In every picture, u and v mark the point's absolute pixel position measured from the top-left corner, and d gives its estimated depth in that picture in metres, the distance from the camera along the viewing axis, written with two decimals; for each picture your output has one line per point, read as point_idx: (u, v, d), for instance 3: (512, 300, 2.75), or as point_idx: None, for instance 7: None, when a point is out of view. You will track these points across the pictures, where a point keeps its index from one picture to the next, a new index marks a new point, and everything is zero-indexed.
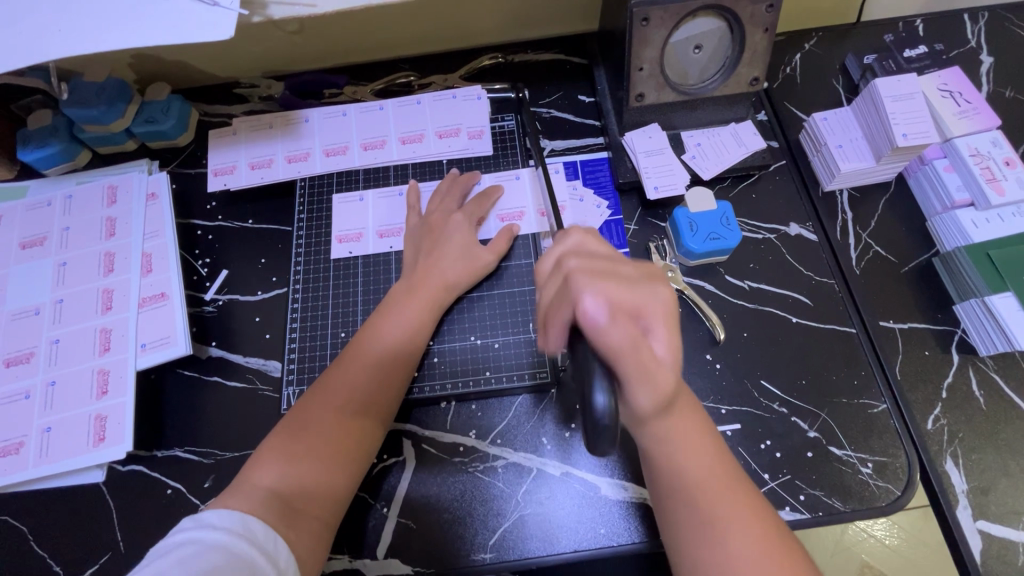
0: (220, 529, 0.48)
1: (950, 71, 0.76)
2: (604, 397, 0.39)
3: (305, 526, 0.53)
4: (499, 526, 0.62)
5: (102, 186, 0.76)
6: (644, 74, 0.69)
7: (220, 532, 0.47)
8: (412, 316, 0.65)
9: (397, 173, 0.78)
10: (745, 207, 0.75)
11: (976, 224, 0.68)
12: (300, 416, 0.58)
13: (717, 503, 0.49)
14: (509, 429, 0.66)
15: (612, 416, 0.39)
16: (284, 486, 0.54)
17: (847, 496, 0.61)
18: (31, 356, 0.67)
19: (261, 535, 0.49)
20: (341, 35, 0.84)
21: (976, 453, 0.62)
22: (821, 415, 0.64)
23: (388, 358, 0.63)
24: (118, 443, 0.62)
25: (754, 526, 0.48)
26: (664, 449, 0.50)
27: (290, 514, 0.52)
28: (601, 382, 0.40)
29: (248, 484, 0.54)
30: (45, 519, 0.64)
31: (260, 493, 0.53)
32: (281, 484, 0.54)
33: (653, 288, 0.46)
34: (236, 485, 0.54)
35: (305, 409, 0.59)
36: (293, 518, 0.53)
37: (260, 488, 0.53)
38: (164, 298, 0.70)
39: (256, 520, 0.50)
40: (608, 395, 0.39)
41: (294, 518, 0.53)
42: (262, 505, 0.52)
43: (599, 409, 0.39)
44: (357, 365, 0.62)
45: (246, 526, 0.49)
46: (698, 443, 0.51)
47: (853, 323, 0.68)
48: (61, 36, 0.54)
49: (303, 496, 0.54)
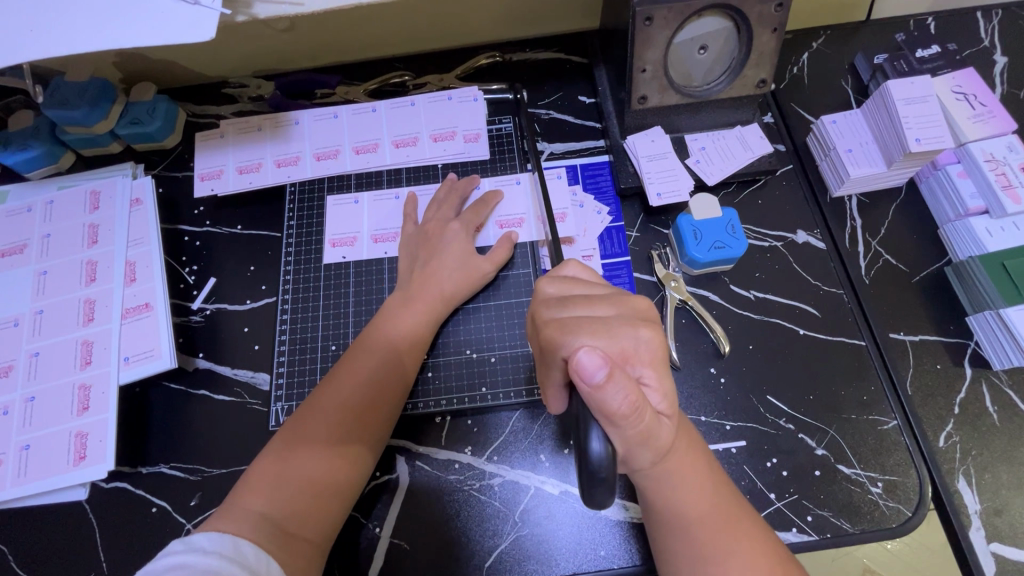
0: (210, 553, 0.45)
1: (964, 72, 0.73)
2: (601, 442, 0.39)
3: (299, 551, 0.51)
4: (496, 547, 0.60)
5: (85, 191, 0.73)
6: (646, 76, 0.67)
7: (210, 556, 0.45)
8: (408, 328, 0.63)
9: (390, 177, 0.76)
10: (750, 213, 0.73)
11: (990, 233, 0.66)
12: (292, 435, 0.56)
13: (717, 536, 0.48)
14: (505, 445, 0.64)
15: (609, 463, 0.39)
16: (276, 509, 0.52)
17: (856, 515, 0.59)
18: (10, 370, 0.65)
19: (254, 558, 0.47)
20: (333, 33, 0.81)
21: (990, 472, 0.60)
22: (828, 432, 0.62)
23: (383, 373, 0.60)
24: (100, 462, 0.60)
25: (755, 556, 0.47)
26: (664, 487, 0.49)
27: (282, 538, 0.50)
28: (598, 429, 0.40)
29: (239, 508, 0.51)
30: (25, 539, 0.62)
31: (251, 518, 0.51)
32: (273, 506, 0.52)
33: (638, 329, 0.46)
34: (227, 509, 0.52)
35: (297, 428, 0.57)
36: (287, 542, 0.50)
37: (251, 512, 0.51)
38: (149, 309, 0.67)
39: (248, 543, 0.48)
40: (604, 441, 0.40)
41: (287, 542, 0.50)
42: (254, 530, 0.50)
43: (595, 457, 0.39)
44: (351, 380, 0.59)
45: (237, 549, 0.47)
46: (697, 476, 0.49)
47: (862, 334, 0.66)
48: (32, 38, 0.51)
49: (297, 520, 0.52)
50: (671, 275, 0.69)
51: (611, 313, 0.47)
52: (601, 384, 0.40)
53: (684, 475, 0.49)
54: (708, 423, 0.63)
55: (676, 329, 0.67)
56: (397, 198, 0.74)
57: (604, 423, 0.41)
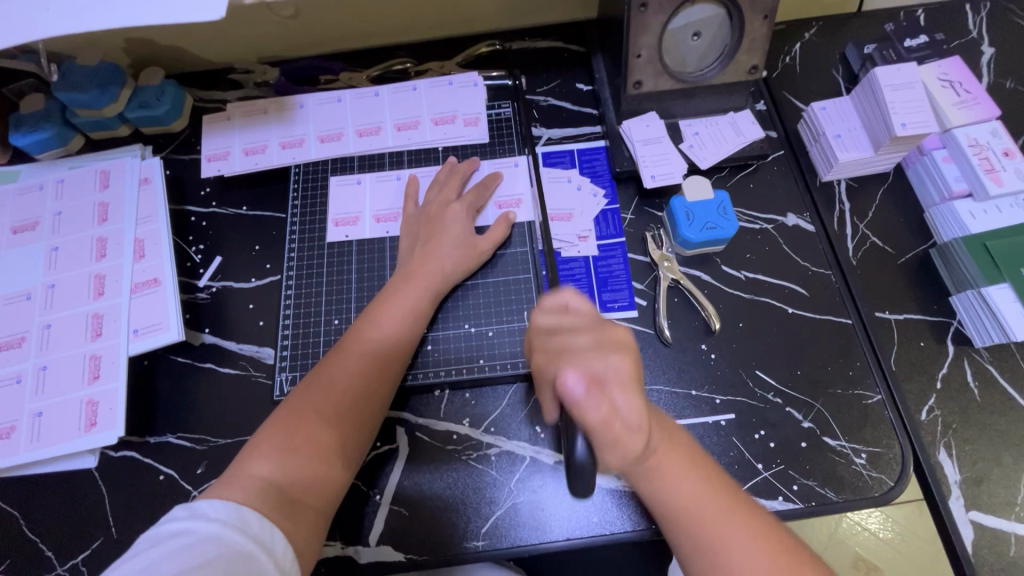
0: (214, 521, 0.47)
1: (950, 61, 0.75)
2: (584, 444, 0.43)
3: (304, 516, 0.53)
4: (493, 514, 0.62)
5: (94, 171, 0.75)
6: (641, 61, 0.69)
7: (214, 524, 0.47)
8: (409, 305, 0.65)
9: (392, 159, 0.78)
10: (742, 196, 0.75)
11: (973, 215, 0.68)
12: (297, 405, 0.58)
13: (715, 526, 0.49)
14: (502, 417, 0.66)
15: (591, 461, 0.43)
16: (281, 476, 0.54)
17: (840, 485, 0.61)
18: (22, 341, 0.67)
19: (257, 527, 0.49)
20: (336, 20, 0.83)
21: (970, 443, 0.62)
22: (814, 405, 0.64)
23: (383, 349, 0.62)
24: (110, 429, 0.62)
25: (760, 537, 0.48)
26: (659, 483, 0.51)
27: (288, 505, 0.52)
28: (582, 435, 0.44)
29: (244, 474, 0.53)
30: (37, 504, 0.64)
31: (257, 483, 0.53)
32: (278, 474, 0.54)
33: (608, 356, 0.48)
34: (230, 475, 0.53)
35: (300, 399, 0.58)
36: (292, 508, 0.53)
37: (256, 478, 0.53)
38: (157, 284, 0.69)
39: (252, 512, 0.49)
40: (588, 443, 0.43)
41: (292, 509, 0.53)
42: (258, 497, 0.51)
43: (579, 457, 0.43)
44: (355, 354, 0.61)
45: (241, 518, 0.48)
46: (689, 472, 0.51)
47: (848, 313, 0.68)
48: (49, 16, 0.54)
49: (300, 487, 0.54)
50: (664, 256, 0.71)
51: (589, 342, 0.49)
52: (579, 399, 0.45)
53: (672, 472, 0.51)
54: (698, 397, 0.65)
55: (669, 307, 0.69)
56: (399, 178, 0.76)
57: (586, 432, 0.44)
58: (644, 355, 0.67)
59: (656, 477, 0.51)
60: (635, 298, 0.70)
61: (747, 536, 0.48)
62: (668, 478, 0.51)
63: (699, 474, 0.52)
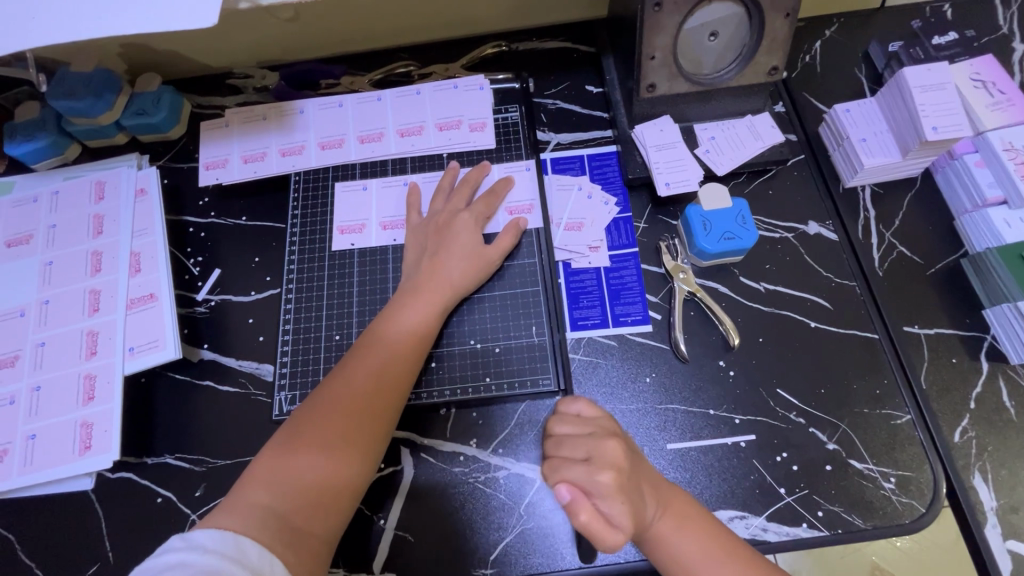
0: (210, 551, 0.45)
1: (982, 59, 0.71)
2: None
3: (305, 545, 0.50)
4: (501, 540, 0.59)
5: (90, 182, 0.73)
6: (655, 63, 0.65)
7: (209, 555, 0.45)
8: (417, 318, 0.62)
9: (395, 166, 0.75)
10: (761, 204, 0.71)
11: (1009, 224, 0.64)
12: (303, 426, 0.56)
13: None
14: (510, 437, 0.63)
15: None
16: (282, 503, 0.51)
17: (868, 511, 0.58)
18: (16, 359, 0.65)
19: (254, 557, 0.47)
20: (336, 22, 0.80)
21: (1007, 468, 0.59)
22: (840, 426, 0.61)
23: (390, 367, 0.60)
24: (105, 452, 0.60)
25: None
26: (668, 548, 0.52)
27: (287, 534, 0.50)
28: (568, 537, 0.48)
29: (245, 503, 0.51)
30: (32, 527, 0.62)
31: (255, 513, 0.50)
32: (278, 501, 0.51)
33: (597, 470, 0.51)
34: (231, 504, 0.51)
35: (305, 419, 0.56)
36: (291, 537, 0.50)
37: (256, 507, 0.51)
38: (154, 299, 0.67)
39: (249, 541, 0.47)
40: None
41: (293, 538, 0.50)
42: (256, 527, 0.49)
43: None
44: (360, 369, 0.59)
45: (240, 549, 0.46)
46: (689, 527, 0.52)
47: (875, 327, 0.64)
48: (34, 25, 0.51)
49: (302, 514, 0.51)
50: (679, 266, 0.68)
51: (585, 457, 0.52)
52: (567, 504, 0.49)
53: (672, 533, 0.52)
54: (716, 417, 0.62)
55: (685, 321, 0.66)
56: (405, 184, 0.74)
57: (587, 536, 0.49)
58: (660, 372, 0.64)
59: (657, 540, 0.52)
60: (649, 312, 0.67)
61: None
62: (668, 538, 0.52)
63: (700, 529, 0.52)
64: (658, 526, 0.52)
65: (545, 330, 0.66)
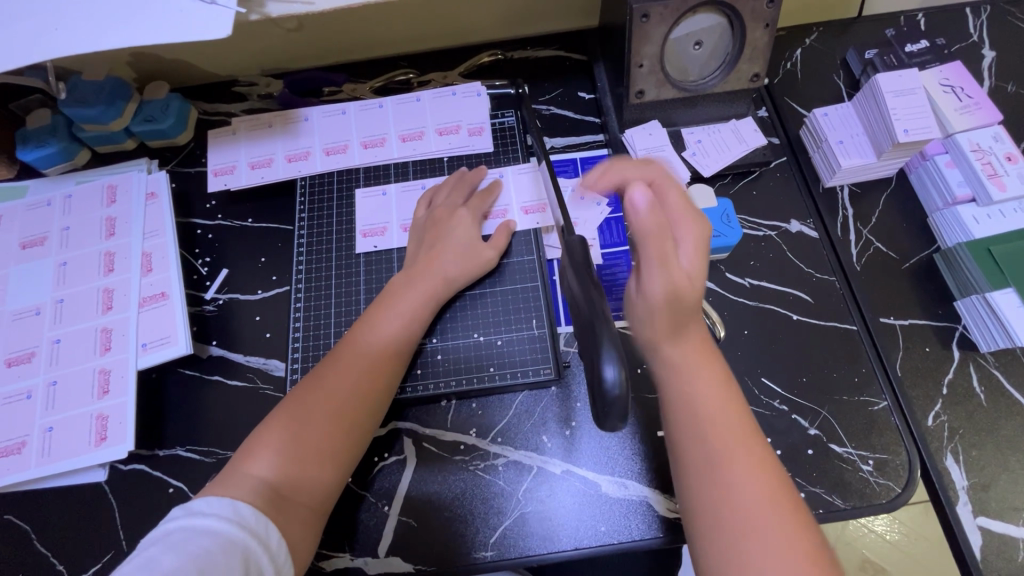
0: (211, 516, 0.49)
1: (952, 66, 0.75)
2: (613, 370, 0.43)
3: (295, 514, 0.54)
4: (500, 524, 0.62)
5: (102, 186, 0.76)
6: (643, 71, 0.69)
7: (211, 519, 0.48)
8: (410, 303, 0.66)
9: (397, 170, 0.78)
10: (745, 204, 0.75)
11: (977, 220, 0.68)
12: (299, 404, 0.59)
13: (724, 436, 0.52)
14: (509, 426, 0.66)
15: (621, 388, 0.43)
16: (276, 475, 0.54)
17: (847, 492, 0.61)
18: (32, 356, 0.67)
19: (252, 519, 0.50)
20: (338, 33, 0.84)
21: (977, 449, 0.62)
22: (821, 412, 0.64)
23: (386, 350, 0.63)
24: (120, 443, 0.62)
25: (756, 466, 0.50)
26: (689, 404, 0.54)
27: (279, 502, 0.53)
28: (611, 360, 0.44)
29: (242, 472, 0.54)
30: (48, 517, 0.64)
31: (252, 483, 0.53)
32: (273, 471, 0.54)
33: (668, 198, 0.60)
34: (228, 473, 0.54)
35: (302, 398, 0.59)
36: (283, 504, 0.53)
37: (253, 479, 0.53)
38: (165, 297, 0.70)
39: (246, 506, 0.51)
40: (616, 369, 0.43)
41: (284, 506, 0.53)
42: (253, 493, 0.52)
43: (608, 381, 0.43)
44: (355, 355, 0.62)
45: (237, 512, 0.50)
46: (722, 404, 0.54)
47: (854, 319, 0.68)
48: (57, 35, 0.54)
49: (292, 484, 0.55)
50: None
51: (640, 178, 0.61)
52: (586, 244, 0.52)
53: (703, 401, 0.54)
54: None
55: None
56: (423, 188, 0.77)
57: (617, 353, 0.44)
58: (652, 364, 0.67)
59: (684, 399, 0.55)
60: None
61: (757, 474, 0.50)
62: (693, 405, 0.54)
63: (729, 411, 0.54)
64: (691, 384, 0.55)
65: (544, 323, 0.69)
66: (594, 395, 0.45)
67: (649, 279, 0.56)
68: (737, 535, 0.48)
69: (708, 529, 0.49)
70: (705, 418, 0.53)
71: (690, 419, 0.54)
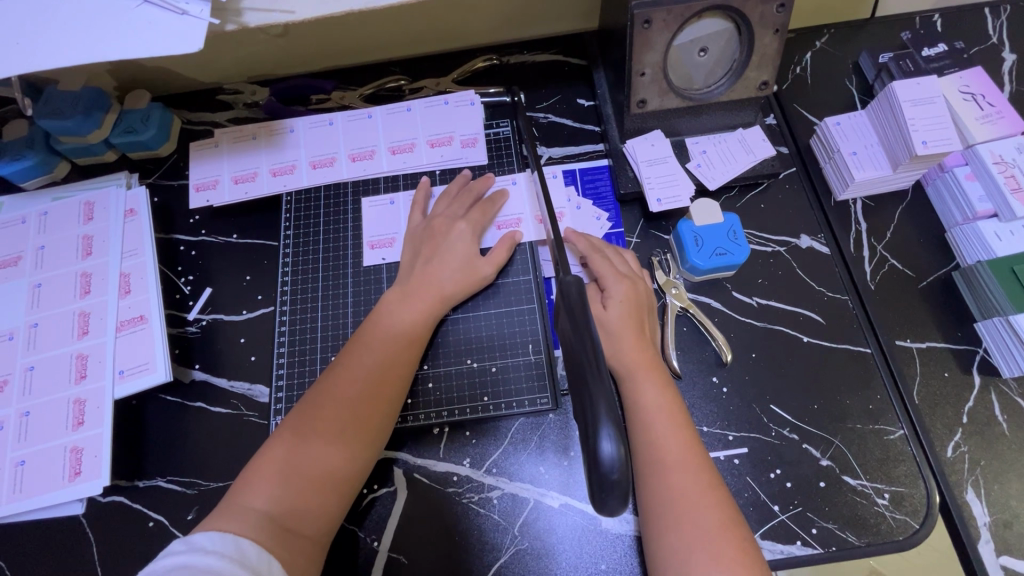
0: (213, 553, 0.45)
1: (972, 71, 0.72)
2: (612, 443, 0.39)
3: (300, 547, 0.50)
4: (496, 560, 0.59)
5: (79, 203, 0.73)
6: (646, 79, 0.65)
7: (213, 557, 0.45)
8: (411, 318, 0.63)
9: (387, 184, 0.75)
10: (753, 218, 0.71)
11: (999, 236, 0.64)
12: (299, 428, 0.55)
13: (669, 455, 0.53)
14: (505, 457, 0.63)
15: (621, 464, 0.39)
16: (277, 507, 0.51)
17: (862, 528, 0.58)
18: (5, 384, 0.64)
19: (255, 559, 0.46)
20: (325, 38, 0.80)
21: (999, 482, 0.59)
22: (834, 442, 0.61)
23: (387, 366, 0.60)
24: (95, 478, 0.60)
25: (707, 494, 0.51)
26: (644, 421, 0.55)
27: (283, 535, 0.50)
28: (608, 428, 0.40)
29: (241, 506, 0.50)
30: (22, 553, 0.62)
31: (253, 517, 0.50)
32: (274, 504, 0.51)
33: (631, 269, 0.65)
34: (227, 506, 0.51)
35: (302, 421, 0.55)
36: (287, 538, 0.50)
37: (253, 511, 0.50)
38: (144, 321, 0.67)
39: (249, 543, 0.47)
40: (614, 442, 0.39)
41: (287, 538, 0.50)
42: (254, 529, 0.49)
43: (605, 457, 0.39)
44: (355, 372, 0.59)
45: (240, 550, 0.46)
46: (677, 420, 0.55)
47: (867, 341, 0.64)
48: (17, 50, 0.51)
49: (295, 515, 0.51)
50: (672, 282, 0.68)
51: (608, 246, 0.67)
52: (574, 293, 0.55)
53: (654, 417, 0.55)
54: (710, 434, 0.62)
55: (677, 337, 0.66)
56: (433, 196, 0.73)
57: (616, 423, 0.40)
58: None
59: (638, 415, 0.56)
60: None
61: (700, 497, 0.50)
62: (647, 423, 0.55)
63: (683, 428, 0.55)
64: (649, 400, 0.56)
65: (541, 347, 0.66)
66: (588, 474, 0.40)
67: (613, 346, 0.60)
68: (679, 557, 0.49)
69: (659, 551, 0.50)
70: (659, 437, 0.54)
71: (644, 439, 0.55)
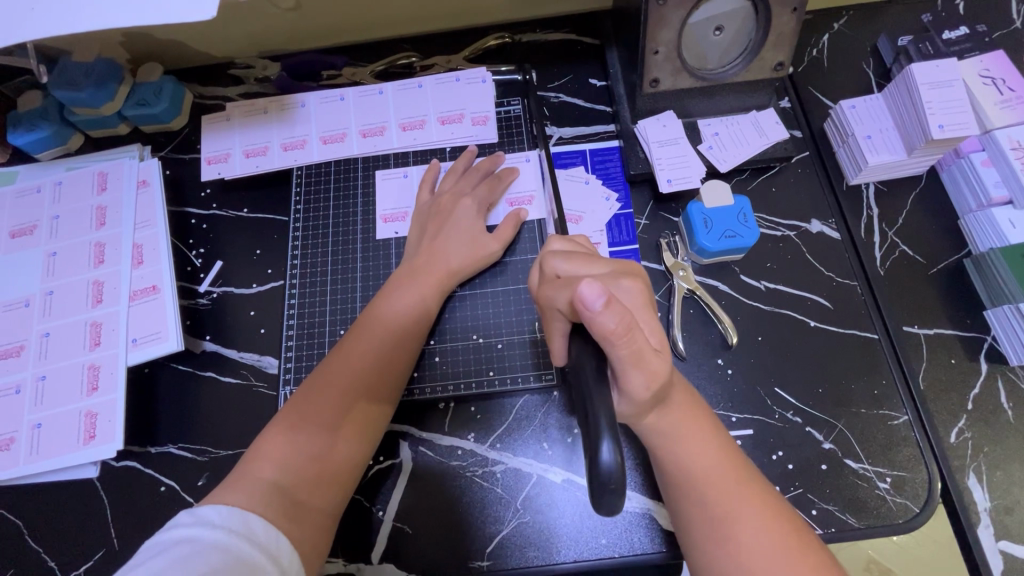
0: (219, 528, 0.45)
1: (993, 56, 0.70)
2: None
3: (308, 520, 0.51)
4: (498, 532, 0.60)
5: (93, 173, 0.74)
6: (659, 57, 0.65)
7: (219, 532, 0.45)
8: (414, 299, 0.63)
9: (397, 160, 0.75)
10: (764, 201, 0.71)
11: (1013, 223, 0.64)
12: (305, 408, 0.55)
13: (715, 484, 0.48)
14: (509, 432, 0.64)
15: None
16: (287, 478, 0.51)
17: (861, 511, 0.58)
18: (21, 350, 0.66)
19: (261, 533, 0.46)
20: (338, 14, 0.80)
21: (1001, 469, 0.59)
22: (837, 425, 0.61)
23: (395, 347, 0.60)
24: (109, 442, 0.61)
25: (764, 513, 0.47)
26: (662, 437, 0.50)
27: (292, 508, 0.50)
28: None
29: (250, 478, 0.51)
30: (38, 514, 0.63)
31: (263, 487, 0.50)
32: (284, 476, 0.51)
33: (619, 280, 0.49)
34: (237, 478, 0.51)
35: (306, 401, 0.56)
36: (298, 511, 0.50)
37: (263, 482, 0.51)
38: (156, 291, 0.68)
39: (256, 517, 0.47)
40: None
41: (297, 510, 0.50)
42: (263, 501, 0.49)
43: None
44: (359, 353, 0.59)
45: (246, 525, 0.46)
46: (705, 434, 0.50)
47: (875, 327, 0.64)
48: (35, 16, 0.51)
49: (304, 488, 0.52)
50: (680, 264, 0.67)
51: (604, 269, 0.50)
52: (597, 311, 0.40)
53: (680, 427, 0.50)
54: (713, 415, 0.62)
55: (684, 319, 0.66)
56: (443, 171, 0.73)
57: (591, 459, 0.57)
58: None
59: (660, 439, 0.50)
60: None
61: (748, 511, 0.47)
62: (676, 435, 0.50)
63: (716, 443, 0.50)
64: (662, 420, 0.50)
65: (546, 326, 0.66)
66: None
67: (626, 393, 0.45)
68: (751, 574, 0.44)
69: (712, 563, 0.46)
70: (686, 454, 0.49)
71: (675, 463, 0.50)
